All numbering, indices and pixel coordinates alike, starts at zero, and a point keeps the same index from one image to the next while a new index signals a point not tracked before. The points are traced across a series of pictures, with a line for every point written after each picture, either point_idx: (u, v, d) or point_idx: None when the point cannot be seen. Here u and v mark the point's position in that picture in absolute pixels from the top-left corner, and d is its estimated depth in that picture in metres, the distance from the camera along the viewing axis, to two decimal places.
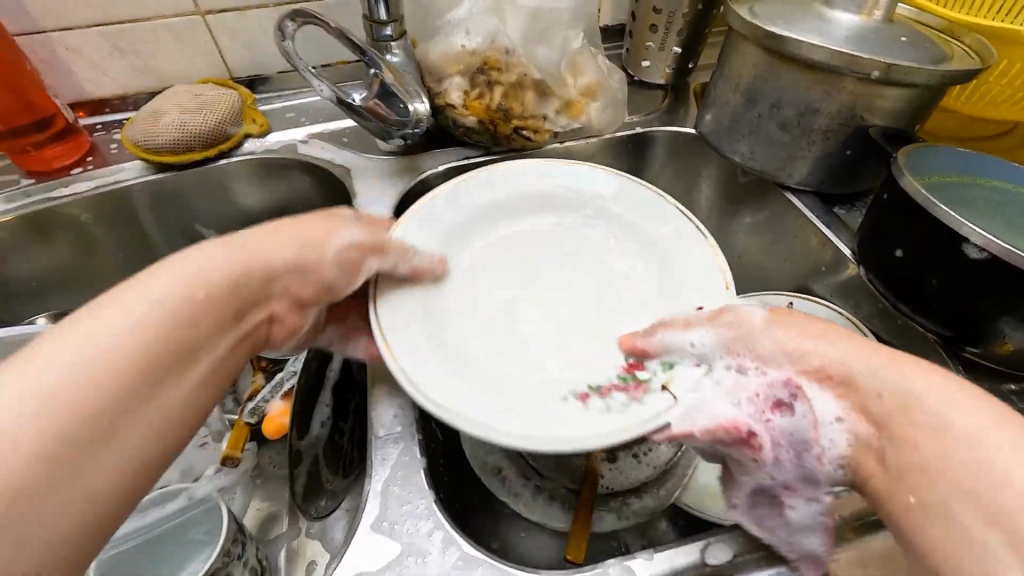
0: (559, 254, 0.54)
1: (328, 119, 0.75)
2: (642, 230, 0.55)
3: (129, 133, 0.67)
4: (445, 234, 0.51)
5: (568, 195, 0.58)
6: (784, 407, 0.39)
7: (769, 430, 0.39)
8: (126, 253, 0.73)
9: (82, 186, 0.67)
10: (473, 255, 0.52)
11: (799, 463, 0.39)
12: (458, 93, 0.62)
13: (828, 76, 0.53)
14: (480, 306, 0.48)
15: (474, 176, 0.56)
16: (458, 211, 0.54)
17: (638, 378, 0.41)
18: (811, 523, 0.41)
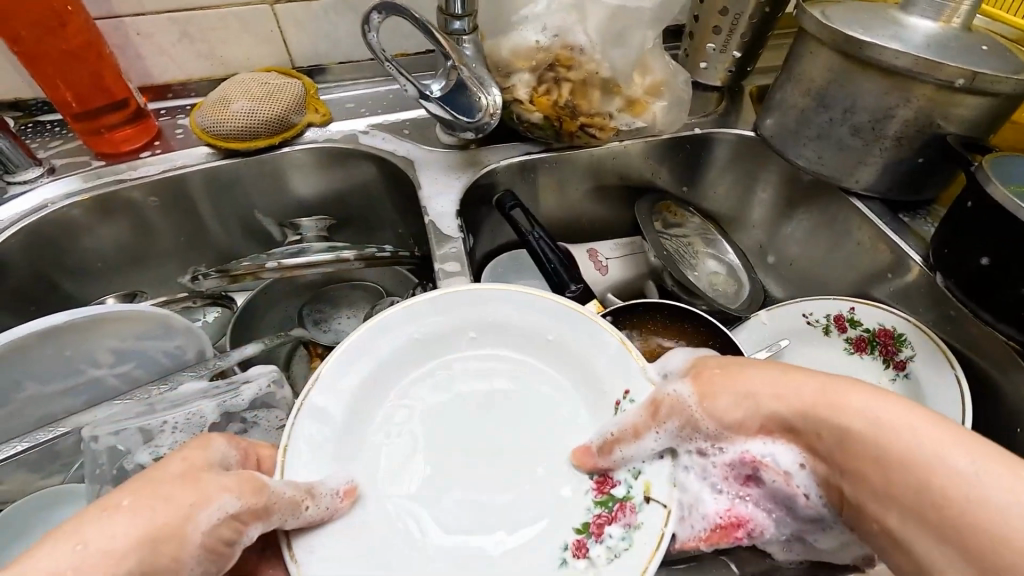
0: (486, 398, 0.42)
1: (387, 111, 0.75)
2: (580, 344, 0.42)
3: (198, 119, 0.69)
4: (336, 438, 0.38)
5: (452, 330, 0.44)
6: (756, 479, 0.40)
7: (748, 499, 0.41)
8: (187, 237, 0.74)
9: (149, 169, 0.68)
10: (370, 430, 0.40)
11: (790, 509, 0.40)
12: (526, 89, 0.63)
13: (907, 83, 0.53)
14: (404, 478, 0.39)
15: (350, 354, 0.41)
16: (338, 394, 0.40)
17: (615, 510, 0.35)
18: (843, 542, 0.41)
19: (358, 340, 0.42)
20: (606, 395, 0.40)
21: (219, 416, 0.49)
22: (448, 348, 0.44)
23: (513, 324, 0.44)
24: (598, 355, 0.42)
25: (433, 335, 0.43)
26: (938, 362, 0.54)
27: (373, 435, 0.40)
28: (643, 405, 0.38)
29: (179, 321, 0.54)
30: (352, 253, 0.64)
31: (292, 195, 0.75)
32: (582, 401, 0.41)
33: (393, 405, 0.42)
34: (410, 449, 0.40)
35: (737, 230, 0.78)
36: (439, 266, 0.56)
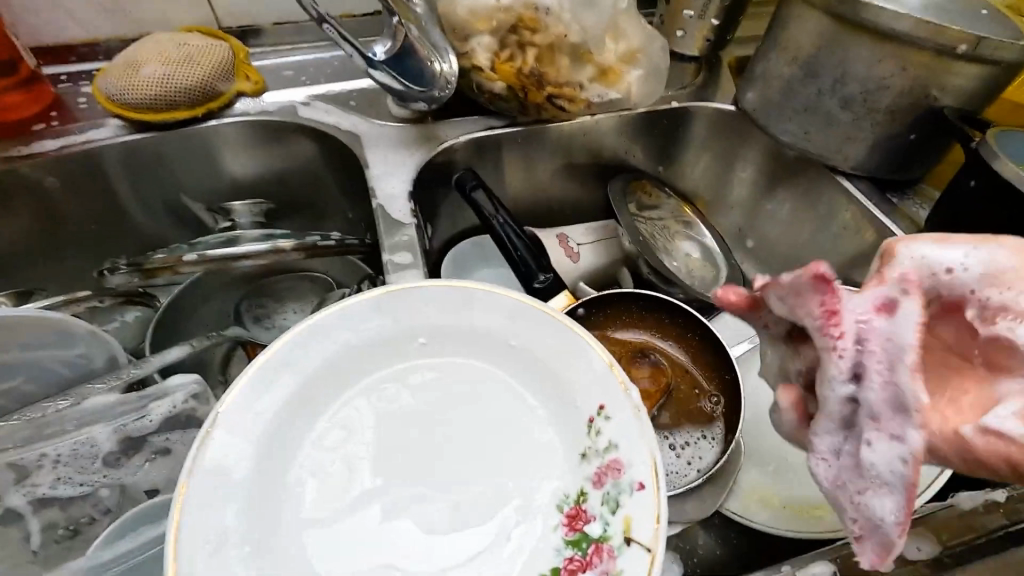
0: (436, 415, 0.36)
1: (331, 79, 0.67)
2: (548, 355, 0.36)
3: (103, 86, 0.59)
4: (251, 474, 0.32)
5: (398, 335, 0.37)
6: (894, 306, 0.24)
7: (873, 337, 0.24)
8: (98, 225, 0.64)
9: (46, 145, 0.58)
10: (295, 459, 0.34)
11: (898, 379, 0.23)
12: (486, 54, 0.56)
13: (901, 49, 0.48)
14: (333, 515, 0.33)
15: (270, 371, 0.34)
16: (255, 418, 0.33)
17: (596, 543, 0.30)
18: (886, 479, 0.24)
19: (283, 349, 0.35)
20: (577, 411, 0.34)
21: (118, 444, 0.44)
22: (394, 356, 0.37)
23: (474, 328, 0.37)
24: (565, 363, 0.36)
25: (375, 340, 0.37)
26: None
27: (298, 465, 0.34)
28: (626, 431, 0.32)
29: (77, 325, 0.46)
30: (290, 243, 0.56)
31: (223, 175, 0.66)
32: (550, 420, 0.35)
33: (324, 426, 0.35)
34: (343, 481, 0.34)
35: (716, 212, 0.73)
36: (389, 257, 0.49)
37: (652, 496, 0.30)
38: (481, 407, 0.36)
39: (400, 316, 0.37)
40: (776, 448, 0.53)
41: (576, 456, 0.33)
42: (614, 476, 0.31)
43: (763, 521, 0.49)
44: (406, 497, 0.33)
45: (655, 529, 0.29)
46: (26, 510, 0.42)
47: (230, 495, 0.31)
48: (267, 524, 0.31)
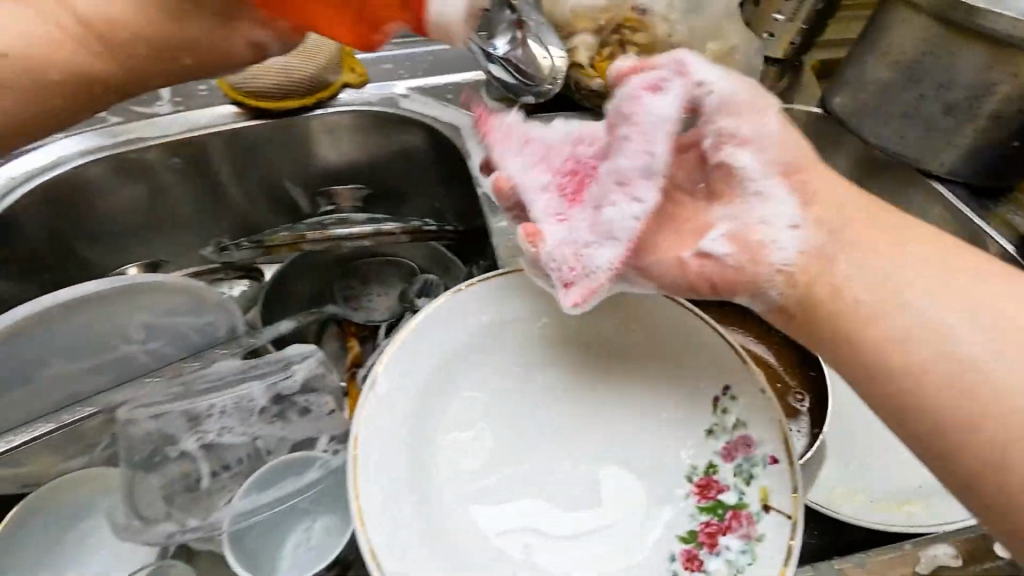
0: (562, 391, 0.39)
1: (428, 74, 0.70)
2: (669, 341, 0.38)
3: (226, 75, 0.64)
4: (406, 439, 0.35)
5: (525, 314, 0.40)
6: (661, 87, 0.34)
7: (636, 108, 0.34)
8: (209, 204, 0.68)
9: (172, 128, 0.63)
10: (438, 424, 0.37)
11: (657, 143, 0.34)
12: (588, 53, 0.58)
13: (1012, 55, 0.48)
14: (472, 472, 0.37)
15: (414, 345, 0.37)
16: (406, 387, 0.36)
17: (732, 512, 0.32)
18: (620, 230, 0.35)
19: (425, 323, 0.38)
20: (704, 392, 0.36)
21: (270, 398, 0.46)
22: (522, 333, 0.40)
23: (596, 312, 0.40)
24: (693, 346, 0.37)
25: (505, 318, 0.39)
26: None
27: (443, 429, 0.37)
28: (752, 411, 0.34)
29: (214, 293, 0.50)
30: (395, 226, 0.60)
31: (323, 162, 0.69)
32: (673, 400, 0.37)
33: (459, 395, 0.38)
34: (482, 446, 0.37)
35: None
36: (497, 242, 0.52)
37: (787, 469, 0.32)
38: (606, 386, 0.39)
39: (527, 297, 0.40)
40: (858, 445, 0.54)
41: (701, 432, 0.35)
42: (745, 451, 0.33)
43: (850, 511, 0.50)
44: (539, 462, 0.37)
45: (793, 498, 0.31)
46: (195, 454, 0.45)
47: (393, 456, 0.34)
48: (422, 478, 0.35)
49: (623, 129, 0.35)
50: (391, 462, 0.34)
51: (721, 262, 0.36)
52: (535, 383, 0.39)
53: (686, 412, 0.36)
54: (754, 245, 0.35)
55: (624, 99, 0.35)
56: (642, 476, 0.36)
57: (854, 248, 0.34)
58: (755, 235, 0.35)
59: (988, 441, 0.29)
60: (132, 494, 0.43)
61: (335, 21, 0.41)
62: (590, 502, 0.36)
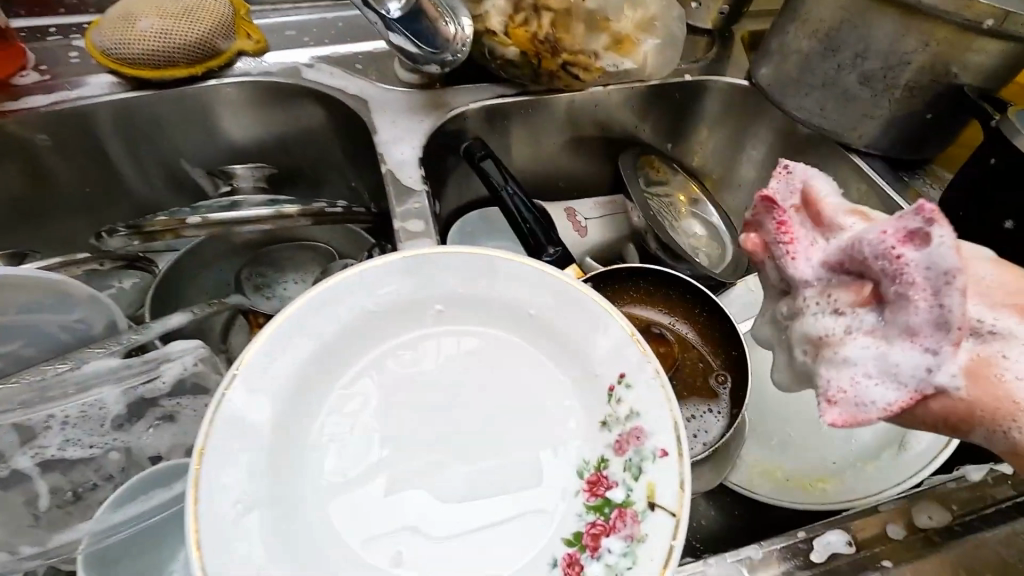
0: (452, 380, 0.36)
1: (336, 41, 0.64)
2: (565, 329, 0.36)
3: (96, 39, 0.56)
4: (273, 439, 0.32)
5: (414, 301, 0.37)
6: (923, 237, 0.26)
7: (910, 270, 0.27)
8: (92, 188, 0.61)
9: (36, 101, 0.55)
10: (313, 422, 0.34)
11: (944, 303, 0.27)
12: (500, 18, 0.54)
13: (925, 23, 0.47)
14: (345, 481, 0.33)
15: (285, 338, 0.33)
16: (272, 378, 0.33)
17: (618, 511, 0.31)
18: (906, 376, 0.28)
19: (301, 312, 0.34)
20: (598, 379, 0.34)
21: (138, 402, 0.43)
22: (410, 324, 0.37)
23: (493, 300, 0.37)
24: (587, 329, 0.35)
25: (395, 306, 0.36)
26: None
27: (321, 429, 0.34)
28: (648, 401, 0.32)
29: (77, 288, 0.45)
30: (296, 208, 0.55)
31: (222, 139, 0.63)
32: (568, 390, 0.35)
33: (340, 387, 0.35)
34: (361, 450, 0.34)
35: (724, 189, 0.72)
36: (401, 224, 0.49)
37: (676, 463, 0.30)
38: (500, 374, 0.36)
39: (416, 281, 0.37)
40: (780, 421, 0.53)
41: (597, 423, 0.34)
42: (636, 444, 0.32)
43: (767, 493, 0.49)
44: (426, 460, 0.34)
45: (679, 495, 0.29)
46: (35, 471, 0.40)
47: (253, 461, 0.31)
48: (288, 484, 0.32)
49: (880, 271, 0.28)
50: (248, 471, 0.30)
51: (953, 398, 0.29)
52: (427, 377, 0.36)
53: (578, 404, 0.35)
54: (992, 382, 0.29)
55: (879, 257, 0.27)
56: (537, 467, 0.34)
57: None
58: (997, 370, 0.29)
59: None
60: None
61: None
62: (481, 507, 0.32)
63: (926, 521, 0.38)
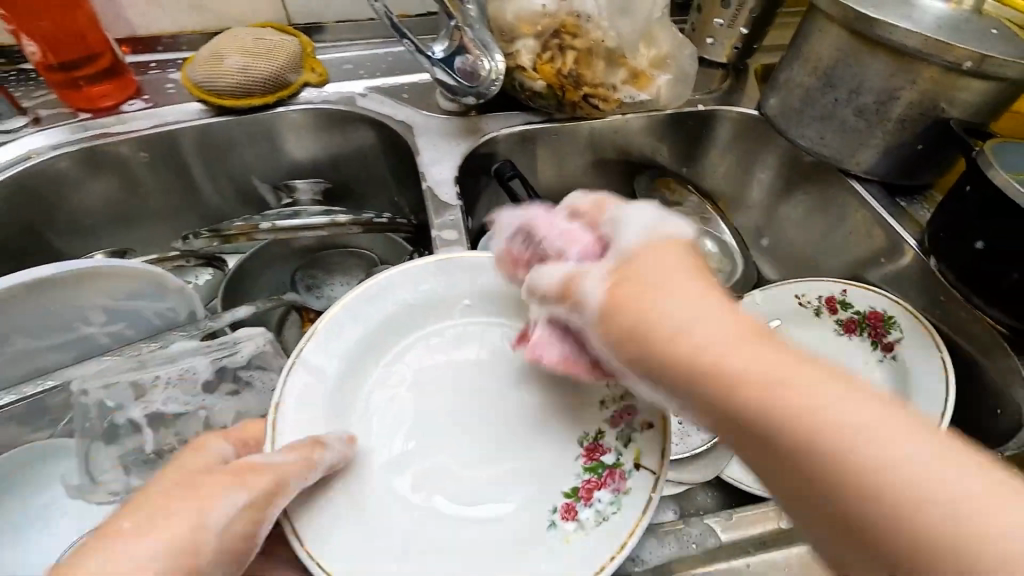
0: (472, 369, 0.43)
1: (387, 74, 0.73)
2: None
3: (190, 73, 0.66)
4: (331, 397, 0.39)
5: (446, 298, 0.45)
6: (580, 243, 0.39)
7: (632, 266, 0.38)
8: (178, 197, 0.72)
9: (138, 125, 0.66)
10: (361, 390, 0.41)
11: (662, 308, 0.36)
12: (530, 56, 0.62)
13: (913, 63, 0.52)
14: (381, 442, 0.40)
15: (344, 319, 0.42)
16: (332, 347, 0.41)
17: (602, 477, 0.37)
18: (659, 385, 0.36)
19: (356, 300, 0.43)
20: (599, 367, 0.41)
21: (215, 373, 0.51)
22: (442, 316, 0.44)
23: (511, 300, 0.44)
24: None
25: (428, 303, 0.44)
26: (927, 347, 0.54)
27: (366, 396, 0.41)
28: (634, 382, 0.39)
29: (170, 281, 0.54)
30: (348, 218, 0.63)
31: (285, 157, 0.72)
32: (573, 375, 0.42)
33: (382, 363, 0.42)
34: (398, 415, 0.41)
35: (735, 210, 0.78)
36: (438, 234, 0.56)
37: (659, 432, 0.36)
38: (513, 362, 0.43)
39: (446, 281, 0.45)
40: None
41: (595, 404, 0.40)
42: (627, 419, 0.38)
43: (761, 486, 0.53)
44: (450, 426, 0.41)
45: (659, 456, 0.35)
46: (141, 423, 0.48)
47: (315, 416, 0.38)
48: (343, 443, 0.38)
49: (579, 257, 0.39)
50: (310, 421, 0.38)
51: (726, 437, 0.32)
52: (455, 361, 0.43)
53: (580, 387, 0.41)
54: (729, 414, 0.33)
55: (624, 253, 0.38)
56: (542, 439, 0.40)
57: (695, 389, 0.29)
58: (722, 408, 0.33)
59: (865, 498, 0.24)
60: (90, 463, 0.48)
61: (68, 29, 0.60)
62: (500, 490, 0.38)
63: None
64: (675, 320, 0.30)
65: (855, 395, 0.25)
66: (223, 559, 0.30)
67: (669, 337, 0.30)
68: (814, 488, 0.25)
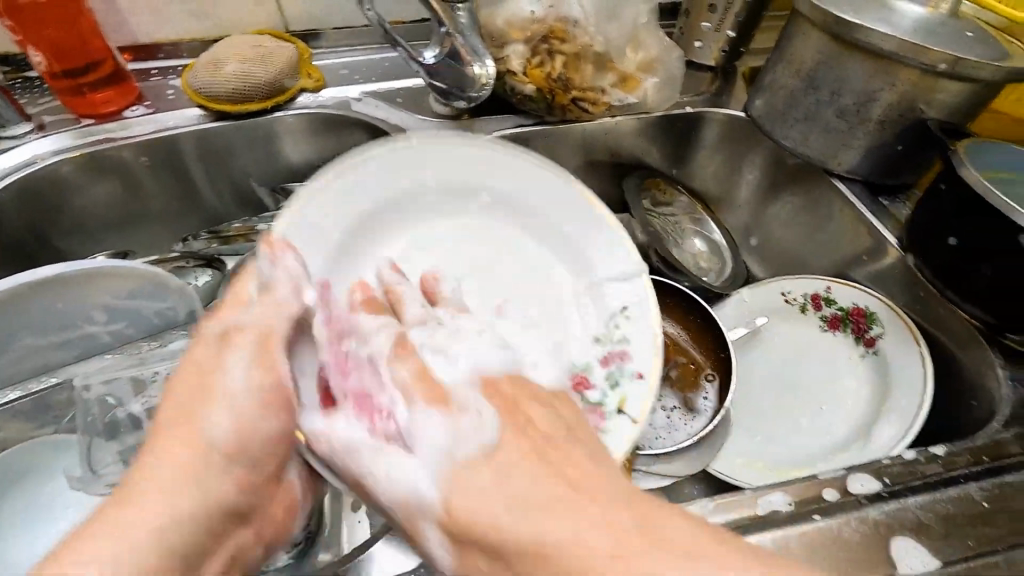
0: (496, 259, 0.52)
1: (382, 78, 0.75)
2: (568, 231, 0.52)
3: (189, 79, 0.68)
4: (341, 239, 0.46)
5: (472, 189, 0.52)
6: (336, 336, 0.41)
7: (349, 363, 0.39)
8: (178, 200, 0.73)
9: (139, 130, 0.67)
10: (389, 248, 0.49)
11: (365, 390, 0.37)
12: (520, 61, 0.64)
13: (891, 65, 0.54)
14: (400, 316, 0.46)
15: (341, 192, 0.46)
16: (315, 241, 0.44)
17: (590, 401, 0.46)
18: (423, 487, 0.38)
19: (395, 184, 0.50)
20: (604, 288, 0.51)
21: None
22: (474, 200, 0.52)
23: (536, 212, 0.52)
24: (601, 245, 0.52)
25: (452, 187, 0.52)
26: (906, 341, 0.56)
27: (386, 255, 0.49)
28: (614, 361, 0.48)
29: (171, 280, 0.55)
30: None
31: (284, 161, 0.74)
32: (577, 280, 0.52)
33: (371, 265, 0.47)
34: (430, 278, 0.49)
35: (725, 209, 0.79)
36: None
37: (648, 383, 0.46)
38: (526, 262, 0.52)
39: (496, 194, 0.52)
40: (762, 420, 0.59)
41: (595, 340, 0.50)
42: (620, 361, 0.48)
43: (748, 479, 0.54)
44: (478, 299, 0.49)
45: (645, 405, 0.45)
46: (142, 417, 0.49)
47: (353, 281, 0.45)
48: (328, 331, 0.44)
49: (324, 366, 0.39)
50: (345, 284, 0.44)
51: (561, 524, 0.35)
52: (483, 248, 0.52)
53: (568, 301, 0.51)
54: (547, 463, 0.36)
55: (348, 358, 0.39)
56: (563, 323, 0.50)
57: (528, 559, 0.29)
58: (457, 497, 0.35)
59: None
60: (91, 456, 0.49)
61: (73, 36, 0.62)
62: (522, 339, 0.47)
63: (858, 487, 0.41)
64: (490, 509, 0.31)
65: (611, 526, 0.29)
66: (217, 455, 0.37)
67: (492, 539, 0.30)
68: None
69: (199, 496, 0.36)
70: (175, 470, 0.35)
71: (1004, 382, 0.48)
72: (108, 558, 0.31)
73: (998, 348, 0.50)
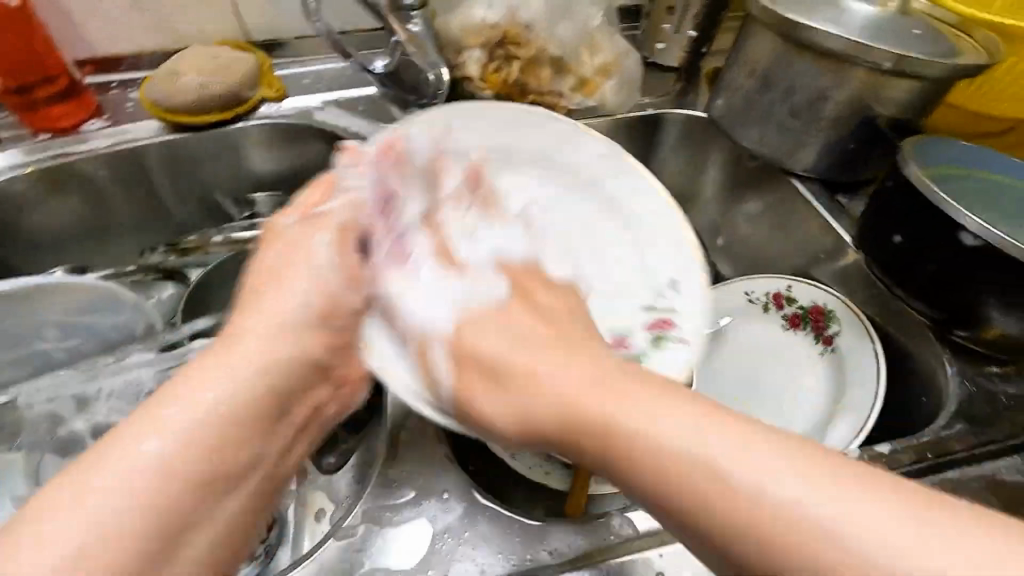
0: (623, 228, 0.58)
1: (344, 87, 0.75)
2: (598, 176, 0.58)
3: (147, 92, 0.68)
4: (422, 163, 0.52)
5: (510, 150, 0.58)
6: None
7: None
8: (142, 213, 0.73)
9: (99, 143, 0.67)
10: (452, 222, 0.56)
11: None
12: (476, 67, 0.63)
13: (840, 64, 0.54)
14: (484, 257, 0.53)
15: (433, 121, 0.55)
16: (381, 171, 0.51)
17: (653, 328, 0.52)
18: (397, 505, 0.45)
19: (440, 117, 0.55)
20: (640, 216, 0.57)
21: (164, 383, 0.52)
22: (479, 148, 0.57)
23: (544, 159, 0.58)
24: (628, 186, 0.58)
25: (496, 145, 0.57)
26: (860, 334, 0.57)
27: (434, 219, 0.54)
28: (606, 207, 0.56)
29: (127, 294, 0.55)
30: None
31: (248, 172, 0.74)
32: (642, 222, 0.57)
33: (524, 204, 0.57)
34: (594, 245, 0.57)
35: (692, 209, 0.79)
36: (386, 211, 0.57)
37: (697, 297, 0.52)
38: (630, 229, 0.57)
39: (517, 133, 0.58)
40: None
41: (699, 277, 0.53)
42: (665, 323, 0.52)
43: None
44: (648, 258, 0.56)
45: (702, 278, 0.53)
46: (85, 433, 0.49)
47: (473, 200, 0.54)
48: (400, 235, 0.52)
49: None
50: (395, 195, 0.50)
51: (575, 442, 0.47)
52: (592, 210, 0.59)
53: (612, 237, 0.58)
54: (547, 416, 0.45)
55: None
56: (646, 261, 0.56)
57: (554, 363, 0.35)
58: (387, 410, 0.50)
59: (708, 506, 0.28)
60: (41, 474, 0.49)
61: (24, 50, 0.62)
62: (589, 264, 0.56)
63: None
64: (573, 388, 0.33)
65: (727, 421, 0.30)
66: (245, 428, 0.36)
67: (564, 405, 0.33)
68: (666, 505, 0.29)
69: (294, 344, 0.41)
70: (269, 326, 0.41)
71: (952, 378, 0.50)
72: (212, 386, 0.36)
73: (947, 345, 0.51)
